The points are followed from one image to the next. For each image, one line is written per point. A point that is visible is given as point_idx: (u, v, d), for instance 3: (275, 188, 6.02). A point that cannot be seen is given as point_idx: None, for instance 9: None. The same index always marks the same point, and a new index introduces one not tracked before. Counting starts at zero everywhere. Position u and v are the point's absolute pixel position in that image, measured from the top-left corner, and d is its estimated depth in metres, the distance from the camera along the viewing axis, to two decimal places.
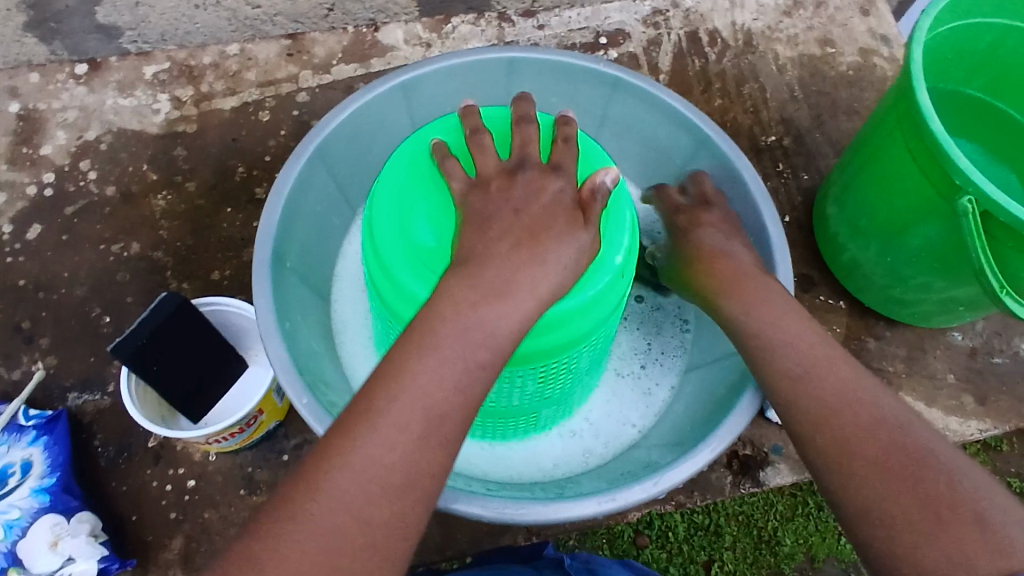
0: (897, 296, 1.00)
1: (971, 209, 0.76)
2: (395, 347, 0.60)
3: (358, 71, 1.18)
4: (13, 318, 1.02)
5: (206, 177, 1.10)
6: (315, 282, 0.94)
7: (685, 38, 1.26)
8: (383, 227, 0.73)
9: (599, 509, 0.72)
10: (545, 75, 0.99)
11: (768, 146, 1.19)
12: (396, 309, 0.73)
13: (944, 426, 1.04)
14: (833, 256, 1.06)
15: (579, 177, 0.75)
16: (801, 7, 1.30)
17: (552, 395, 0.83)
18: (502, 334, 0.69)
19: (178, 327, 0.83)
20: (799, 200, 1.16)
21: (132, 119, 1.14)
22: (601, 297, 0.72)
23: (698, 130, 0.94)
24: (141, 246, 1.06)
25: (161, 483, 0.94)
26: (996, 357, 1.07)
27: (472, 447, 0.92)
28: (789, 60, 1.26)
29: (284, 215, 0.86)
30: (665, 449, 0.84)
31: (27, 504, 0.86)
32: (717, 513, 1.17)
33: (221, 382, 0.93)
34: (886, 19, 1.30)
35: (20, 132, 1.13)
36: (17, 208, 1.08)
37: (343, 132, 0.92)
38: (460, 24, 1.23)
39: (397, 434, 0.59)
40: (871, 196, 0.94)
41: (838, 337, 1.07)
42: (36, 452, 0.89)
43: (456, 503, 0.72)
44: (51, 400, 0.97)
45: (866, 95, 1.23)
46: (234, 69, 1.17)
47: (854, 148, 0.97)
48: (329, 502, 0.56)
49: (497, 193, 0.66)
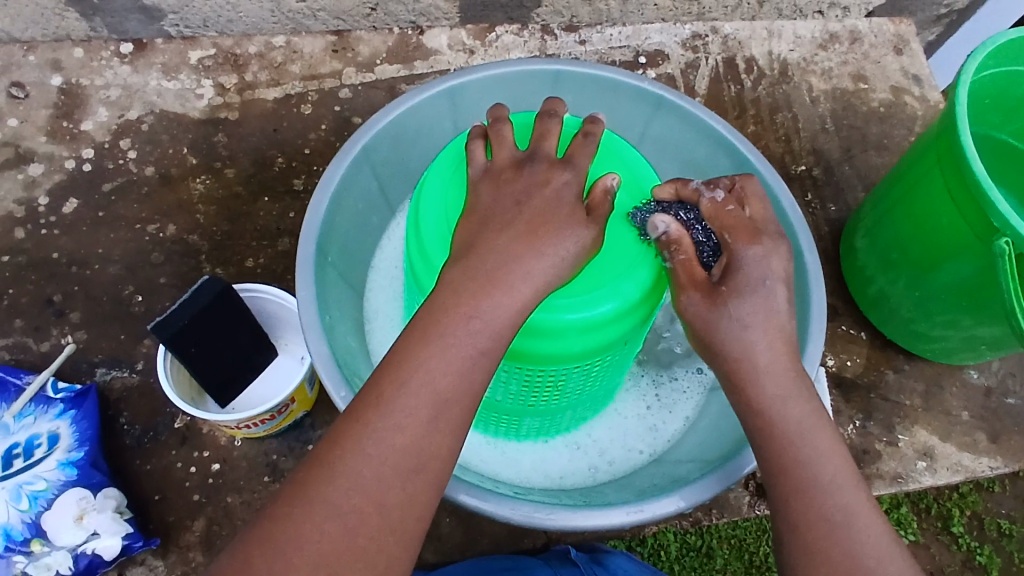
0: (922, 331, 1.01)
1: (1008, 250, 0.78)
2: (454, 353, 0.60)
3: (400, 72, 1.20)
4: (46, 290, 1.03)
5: (245, 165, 1.11)
6: (351, 278, 0.94)
7: (722, 64, 1.28)
8: (427, 206, 0.75)
9: (628, 519, 0.73)
10: (591, 89, 1.01)
11: (797, 174, 1.21)
12: (419, 278, 0.74)
13: (957, 462, 1.05)
14: (859, 288, 1.08)
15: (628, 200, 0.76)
16: (836, 42, 1.32)
17: (574, 400, 0.84)
18: (534, 327, 0.70)
19: (217, 312, 0.84)
20: (826, 230, 1.18)
21: (175, 102, 1.15)
22: (637, 307, 0.72)
23: (738, 153, 0.96)
24: (176, 228, 1.07)
25: (185, 465, 0.94)
26: (1010, 397, 1.09)
27: (491, 446, 0.93)
28: (822, 93, 1.28)
29: (330, 207, 0.86)
30: (689, 465, 0.85)
31: (54, 476, 0.87)
32: (711, 535, 1.19)
33: (250, 370, 0.93)
34: (919, 59, 1.33)
35: (62, 106, 1.13)
36: (55, 181, 1.09)
37: (391, 130, 0.93)
38: (503, 34, 1.25)
39: (450, 430, 0.60)
40: (903, 231, 0.96)
41: (858, 367, 1.09)
42: (64, 425, 0.90)
43: (486, 504, 0.72)
44: (79, 373, 0.98)
45: (896, 131, 1.26)
46: (278, 61, 1.19)
47: (889, 183, 0.99)
48: (385, 493, 0.57)
49: (557, 209, 0.67)
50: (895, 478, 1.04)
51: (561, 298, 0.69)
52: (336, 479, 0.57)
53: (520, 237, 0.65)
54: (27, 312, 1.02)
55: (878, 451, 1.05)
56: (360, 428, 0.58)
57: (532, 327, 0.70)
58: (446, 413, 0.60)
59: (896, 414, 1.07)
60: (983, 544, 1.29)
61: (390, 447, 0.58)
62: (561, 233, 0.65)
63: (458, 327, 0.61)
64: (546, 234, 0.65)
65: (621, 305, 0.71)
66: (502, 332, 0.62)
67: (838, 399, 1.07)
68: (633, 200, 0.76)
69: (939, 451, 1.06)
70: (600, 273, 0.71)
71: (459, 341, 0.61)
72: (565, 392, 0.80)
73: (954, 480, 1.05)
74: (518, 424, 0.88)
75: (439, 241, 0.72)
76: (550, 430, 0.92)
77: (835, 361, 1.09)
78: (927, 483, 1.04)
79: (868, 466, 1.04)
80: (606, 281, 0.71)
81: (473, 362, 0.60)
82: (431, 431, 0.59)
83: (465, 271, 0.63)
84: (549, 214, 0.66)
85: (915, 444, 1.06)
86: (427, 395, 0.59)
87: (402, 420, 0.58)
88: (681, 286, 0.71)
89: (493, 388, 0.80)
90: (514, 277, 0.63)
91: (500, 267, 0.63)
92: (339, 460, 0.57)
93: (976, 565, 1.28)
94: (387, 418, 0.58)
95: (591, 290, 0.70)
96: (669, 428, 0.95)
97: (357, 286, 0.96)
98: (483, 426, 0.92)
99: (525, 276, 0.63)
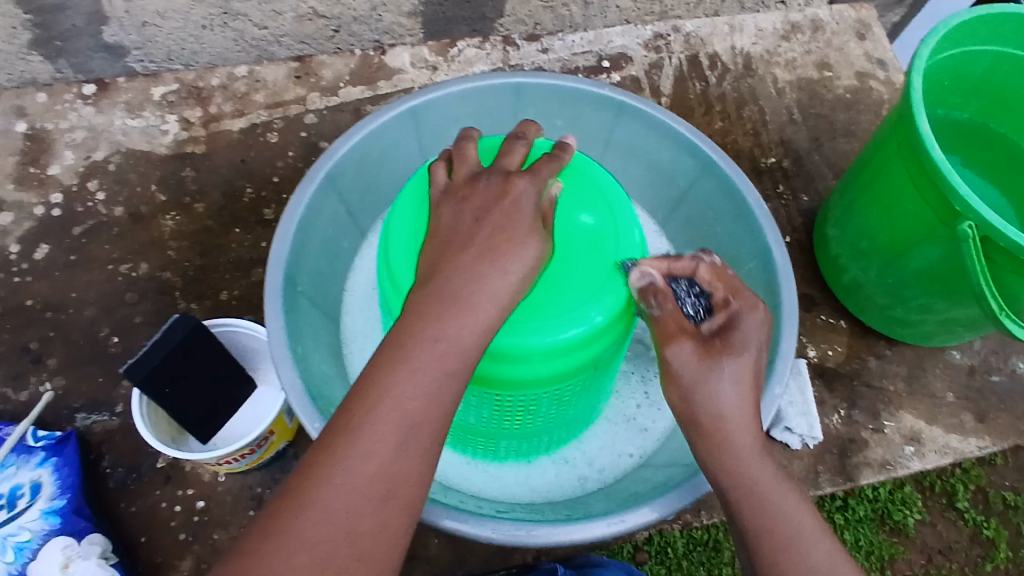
0: (898, 317, 1.02)
1: (972, 234, 0.78)
2: (421, 376, 0.60)
3: (365, 93, 1.20)
4: (21, 338, 1.02)
5: (215, 198, 1.11)
6: (324, 306, 0.94)
7: (686, 62, 1.28)
8: (394, 230, 0.74)
9: (611, 530, 0.72)
10: (553, 100, 1.01)
11: (768, 167, 1.21)
12: (388, 303, 0.74)
13: (945, 444, 1.05)
14: (834, 276, 1.08)
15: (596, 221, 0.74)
16: (798, 32, 1.33)
17: (551, 421, 0.84)
18: (499, 353, 0.69)
19: (188, 349, 0.84)
20: (799, 221, 1.18)
21: (141, 140, 1.15)
22: (606, 328, 0.72)
23: (702, 154, 0.96)
24: (149, 265, 1.07)
25: (170, 504, 0.94)
26: (994, 375, 1.09)
27: (474, 468, 0.92)
28: (787, 83, 1.28)
29: (296, 237, 0.86)
30: (673, 470, 0.85)
31: (37, 526, 0.87)
32: (717, 528, 1.17)
33: (230, 406, 0.93)
34: (882, 43, 1.33)
35: (28, 152, 1.13)
36: (25, 229, 1.09)
37: (355, 154, 0.93)
38: (466, 48, 1.25)
39: (420, 455, 0.59)
40: (871, 219, 0.96)
41: (840, 356, 1.09)
42: (45, 473, 0.90)
43: (467, 525, 0.72)
44: (58, 420, 0.98)
45: (863, 117, 1.26)
46: (242, 91, 1.19)
47: (854, 173, 0.99)
48: (354, 525, 0.56)
49: (515, 223, 0.66)
50: (883, 465, 1.04)
51: (525, 330, 0.69)
52: (305, 512, 0.56)
53: (482, 255, 0.65)
54: (3, 361, 1.01)
55: (865, 439, 1.05)
56: (330, 457, 0.58)
57: (502, 357, 0.70)
58: (416, 437, 0.59)
59: (880, 400, 1.07)
60: (989, 518, 1.27)
61: (359, 476, 0.57)
62: (522, 250, 0.65)
63: (423, 349, 0.61)
64: (507, 249, 0.65)
65: (589, 329, 0.70)
66: (469, 351, 0.62)
67: (822, 388, 1.07)
68: (603, 222, 0.74)
69: (926, 434, 1.06)
70: (562, 304, 0.70)
71: (426, 364, 0.60)
72: (540, 414, 0.80)
73: (943, 463, 1.05)
74: (497, 446, 0.87)
75: (405, 263, 0.72)
76: (532, 451, 0.91)
77: (816, 351, 1.09)
78: (915, 468, 1.04)
79: (856, 455, 1.04)
80: (568, 312, 0.70)
81: (439, 384, 0.60)
82: (402, 456, 0.58)
83: (429, 294, 0.63)
84: (509, 229, 0.66)
85: (901, 429, 1.06)
86: (396, 420, 0.59)
87: (371, 448, 0.58)
88: (669, 335, 0.71)
89: (466, 411, 0.80)
90: (477, 297, 0.63)
91: (463, 288, 0.63)
92: (309, 492, 0.57)
93: (983, 539, 1.26)
94: (354, 447, 0.58)
95: (555, 314, 0.69)
96: (658, 427, 0.95)
97: (332, 313, 0.96)
98: (462, 446, 0.91)
99: (488, 297, 0.63)
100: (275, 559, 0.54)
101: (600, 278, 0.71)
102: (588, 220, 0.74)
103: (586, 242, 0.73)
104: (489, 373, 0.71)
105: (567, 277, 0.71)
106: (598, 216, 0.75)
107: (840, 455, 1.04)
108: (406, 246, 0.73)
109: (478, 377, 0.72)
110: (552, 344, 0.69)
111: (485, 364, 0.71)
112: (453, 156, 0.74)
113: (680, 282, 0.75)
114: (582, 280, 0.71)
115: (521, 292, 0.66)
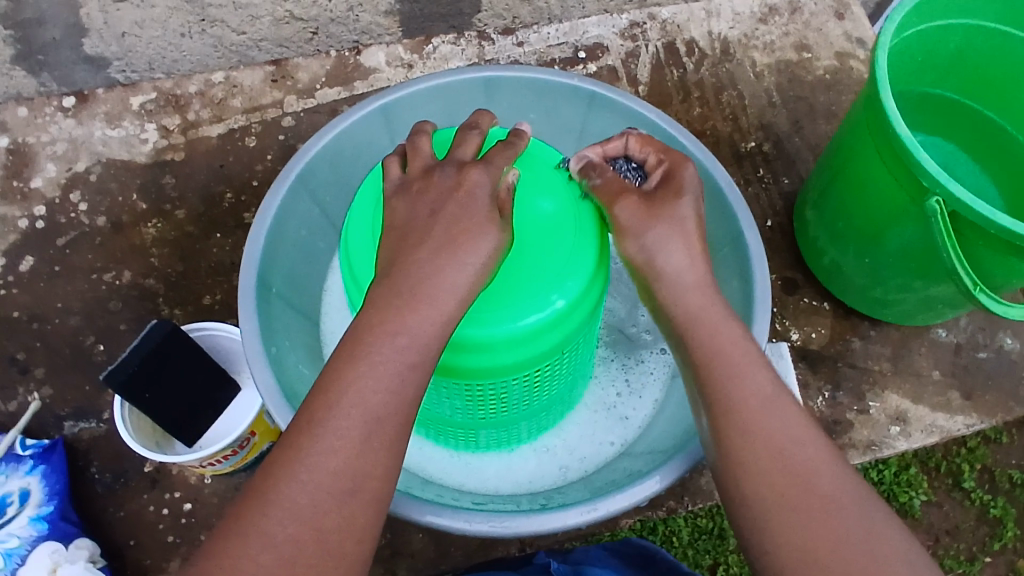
0: (879, 297, 1.01)
1: (940, 209, 0.78)
2: (382, 371, 0.61)
3: (341, 94, 1.20)
4: (9, 349, 1.04)
5: (195, 205, 1.12)
6: (300, 306, 0.95)
7: (663, 50, 1.28)
8: (356, 227, 0.75)
9: (583, 518, 0.72)
10: (523, 93, 1.01)
11: (747, 152, 1.21)
12: (354, 300, 0.74)
13: (931, 423, 1.05)
14: (814, 259, 1.07)
15: (555, 207, 0.74)
16: (776, 15, 1.32)
17: (525, 409, 0.84)
18: (463, 343, 0.70)
19: (166, 355, 0.85)
20: (780, 205, 1.18)
21: (121, 149, 1.16)
22: (569, 313, 0.72)
23: (673, 140, 0.96)
24: (132, 273, 1.08)
25: (157, 507, 0.95)
26: (981, 352, 1.08)
27: (454, 460, 0.93)
28: (766, 67, 1.28)
29: (268, 239, 0.87)
30: (649, 457, 0.85)
31: (25, 532, 0.88)
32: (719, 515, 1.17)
33: (212, 409, 0.93)
34: (861, 22, 1.32)
35: (11, 166, 1.14)
36: (10, 242, 1.10)
37: (325, 155, 0.93)
38: (440, 45, 1.25)
39: (383, 449, 0.60)
40: (846, 199, 0.95)
41: (823, 338, 1.08)
42: (33, 481, 0.91)
43: (441, 518, 0.73)
44: (46, 429, 0.99)
45: (843, 98, 1.25)
46: (219, 97, 1.19)
47: (829, 154, 0.99)
48: (317, 519, 0.57)
49: (473, 215, 0.67)
50: (869, 445, 1.03)
51: (487, 320, 0.69)
52: (269, 508, 0.57)
53: (440, 249, 0.65)
54: None
55: (850, 421, 1.05)
56: (293, 454, 0.59)
57: (467, 348, 0.70)
58: (379, 431, 0.60)
59: (865, 381, 1.06)
60: (995, 497, 1.25)
61: (323, 471, 0.58)
62: (479, 240, 0.65)
63: (383, 344, 0.61)
64: (465, 242, 0.65)
65: (552, 315, 0.71)
66: (430, 343, 0.62)
67: (805, 371, 1.07)
68: (562, 208, 0.74)
69: (912, 414, 1.05)
70: (522, 292, 0.70)
71: (385, 358, 0.61)
72: (513, 402, 0.80)
73: (930, 442, 1.05)
74: (474, 435, 0.87)
75: (367, 259, 0.72)
76: (512, 440, 0.91)
77: (799, 334, 1.08)
78: (901, 448, 1.03)
79: (841, 436, 1.04)
80: (527, 298, 0.70)
81: (401, 378, 0.61)
82: (364, 449, 0.59)
83: (389, 289, 0.64)
84: (467, 221, 0.66)
85: (887, 409, 1.05)
86: (357, 415, 0.59)
87: (333, 443, 0.59)
88: (627, 283, 0.71)
89: (440, 404, 0.81)
90: (436, 291, 0.63)
91: (422, 282, 0.64)
92: (273, 489, 0.57)
93: (989, 518, 1.24)
94: (317, 443, 0.59)
95: (517, 303, 0.70)
96: (638, 415, 0.95)
97: (308, 313, 0.97)
98: (441, 439, 0.92)
99: (447, 290, 0.64)
100: (239, 555, 0.55)
101: (559, 264, 0.71)
102: (546, 206, 0.74)
103: (545, 228, 0.73)
104: (456, 363, 0.71)
105: (528, 264, 0.71)
106: (558, 202, 0.75)
107: (826, 437, 1.04)
108: (367, 242, 0.73)
109: (446, 368, 0.72)
110: (514, 333, 0.70)
111: (451, 355, 0.71)
112: (414, 150, 0.74)
113: (638, 237, 0.73)
114: (542, 267, 0.71)
115: (481, 284, 0.66)
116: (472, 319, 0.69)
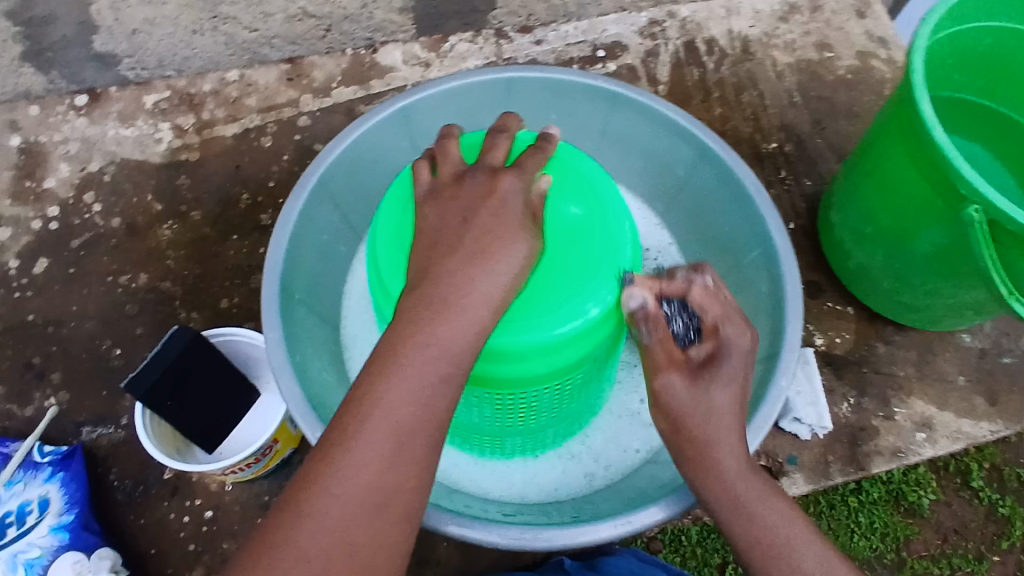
0: (907, 302, 1.00)
1: (978, 218, 0.77)
2: (415, 380, 0.60)
3: (357, 93, 1.18)
4: (24, 353, 1.03)
5: (210, 206, 1.11)
6: (321, 312, 0.93)
7: (683, 48, 1.26)
8: (383, 234, 0.73)
9: (615, 533, 0.71)
10: (546, 94, 0.99)
11: (769, 153, 1.19)
12: (381, 310, 0.73)
13: (957, 429, 1.04)
14: (840, 263, 1.06)
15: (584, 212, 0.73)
16: (796, 13, 1.30)
17: (553, 415, 0.83)
18: (494, 352, 0.68)
19: (188, 362, 0.84)
20: (802, 207, 1.16)
21: (134, 149, 1.14)
22: (601, 321, 0.71)
23: (699, 143, 0.94)
24: (148, 276, 1.07)
25: (178, 515, 0.94)
26: (1006, 357, 1.07)
27: (479, 467, 0.92)
28: (786, 66, 1.26)
29: (290, 244, 0.86)
30: (677, 469, 0.84)
31: (46, 542, 0.87)
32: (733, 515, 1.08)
33: (233, 415, 0.92)
34: (882, 21, 1.30)
35: (24, 166, 1.13)
36: (24, 244, 1.09)
37: (346, 158, 0.92)
38: (458, 43, 1.23)
39: (418, 461, 0.59)
40: (875, 204, 0.94)
41: (847, 343, 1.07)
42: (53, 489, 0.90)
43: (473, 532, 0.72)
44: (64, 435, 0.98)
45: (865, 98, 1.24)
46: (234, 96, 1.17)
47: (857, 157, 0.97)
48: (350, 531, 0.56)
49: (506, 221, 0.65)
50: (895, 453, 1.02)
51: (520, 329, 0.68)
52: (303, 522, 0.56)
53: (473, 256, 0.64)
54: (8, 378, 1.02)
55: (875, 427, 1.04)
56: (325, 465, 0.57)
57: (499, 358, 0.69)
58: (412, 442, 0.59)
59: (889, 386, 1.05)
60: (1004, 496, 1.11)
61: (357, 484, 0.57)
62: (513, 247, 0.64)
63: (416, 354, 0.60)
64: (498, 249, 0.64)
65: (585, 322, 0.69)
66: (464, 353, 0.61)
67: (830, 377, 1.06)
68: (592, 213, 0.73)
69: (937, 420, 1.04)
70: (554, 299, 0.69)
71: (419, 368, 0.60)
72: (541, 410, 0.80)
73: (956, 448, 1.04)
74: (500, 441, 0.86)
75: (395, 268, 0.71)
76: (537, 447, 0.91)
77: (823, 339, 1.07)
78: (927, 454, 1.03)
79: (866, 443, 1.03)
80: (559, 306, 0.69)
81: (436, 388, 0.60)
82: (397, 460, 0.58)
83: (421, 297, 0.62)
84: (500, 227, 0.65)
85: (912, 416, 1.04)
86: (391, 425, 0.58)
87: (367, 454, 0.57)
88: None
89: (468, 412, 0.80)
90: (470, 299, 0.62)
91: (454, 290, 0.62)
92: (306, 501, 0.56)
93: (998, 518, 1.10)
94: (350, 455, 0.57)
95: (551, 311, 0.68)
96: None
97: (329, 318, 0.95)
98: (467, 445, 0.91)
99: (481, 299, 0.62)
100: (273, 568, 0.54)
101: (591, 271, 0.70)
102: (576, 210, 0.73)
103: (575, 232, 0.72)
104: (487, 373, 0.70)
105: (560, 270, 0.70)
106: (587, 205, 0.74)
107: (851, 444, 1.03)
108: (395, 249, 0.72)
109: (478, 378, 0.71)
110: (547, 342, 0.68)
111: (482, 365, 0.70)
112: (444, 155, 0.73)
113: None
114: (573, 274, 0.70)
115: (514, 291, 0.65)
116: (504, 329, 0.68)
